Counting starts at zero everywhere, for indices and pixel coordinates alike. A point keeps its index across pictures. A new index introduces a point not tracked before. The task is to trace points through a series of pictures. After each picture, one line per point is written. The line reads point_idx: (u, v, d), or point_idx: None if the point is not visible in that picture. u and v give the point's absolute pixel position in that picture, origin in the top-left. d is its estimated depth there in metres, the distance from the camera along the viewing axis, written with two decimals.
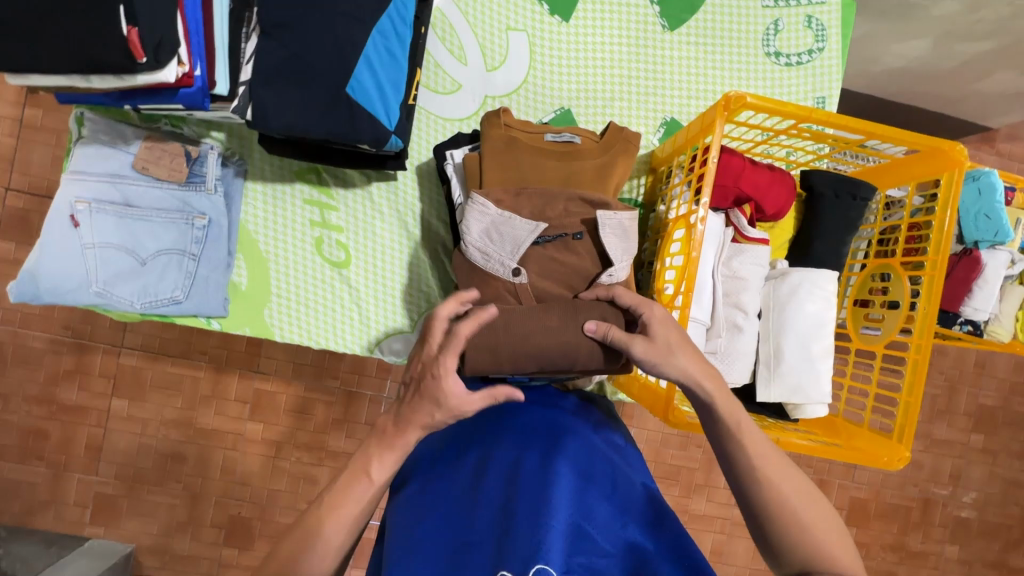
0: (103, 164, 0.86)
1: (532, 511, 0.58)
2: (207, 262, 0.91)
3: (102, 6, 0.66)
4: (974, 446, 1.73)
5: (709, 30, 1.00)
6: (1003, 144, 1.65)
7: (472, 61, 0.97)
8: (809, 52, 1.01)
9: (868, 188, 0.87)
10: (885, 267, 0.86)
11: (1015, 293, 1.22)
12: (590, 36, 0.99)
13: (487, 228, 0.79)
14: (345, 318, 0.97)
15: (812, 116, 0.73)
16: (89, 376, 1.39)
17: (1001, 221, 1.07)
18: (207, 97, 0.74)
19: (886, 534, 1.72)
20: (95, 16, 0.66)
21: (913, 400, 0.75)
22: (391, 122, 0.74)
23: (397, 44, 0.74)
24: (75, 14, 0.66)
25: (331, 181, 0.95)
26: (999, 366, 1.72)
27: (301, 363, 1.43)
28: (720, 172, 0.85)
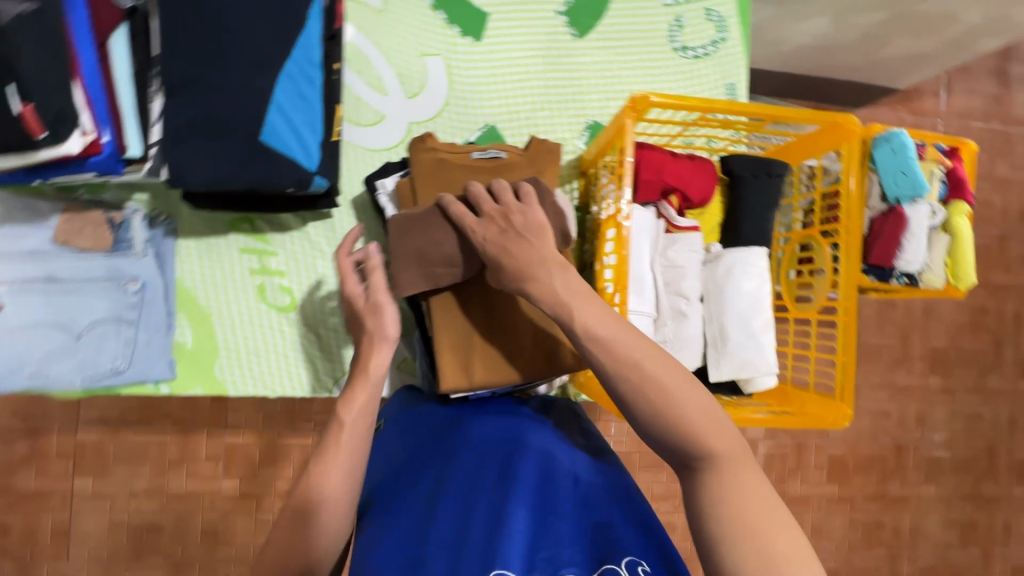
0: (20, 244, 0.84)
1: (489, 524, 0.59)
2: (146, 326, 0.89)
3: None
4: (933, 388, 1.82)
5: (617, 33, 1.04)
6: (912, 103, 1.77)
7: (392, 91, 0.98)
8: (713, 42, 1.06)
9: (780, 165, 0.92)
10: (807, 237, 0.90)
11: (942, 241, 1.28)
12: (504, 52, 1.01)
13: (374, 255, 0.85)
14: (299, 362, 0.96)
15: (714, 107, 0.77)
16: (47, 459, 1.34)
17: (917, 176, 1.16)
18: (119, 162, 0.73)
19: (867, 486, 1.79)
20: None
21: (848, 359, 0.79)
22: (313, 163, 0.75)
23: (308, 86, 0.75)
24: None
25: (265, 228, 0.94)
26: (944, 310, 1.81)
27: (271, 411, 1.41)
28: (643, 168, 0.89)
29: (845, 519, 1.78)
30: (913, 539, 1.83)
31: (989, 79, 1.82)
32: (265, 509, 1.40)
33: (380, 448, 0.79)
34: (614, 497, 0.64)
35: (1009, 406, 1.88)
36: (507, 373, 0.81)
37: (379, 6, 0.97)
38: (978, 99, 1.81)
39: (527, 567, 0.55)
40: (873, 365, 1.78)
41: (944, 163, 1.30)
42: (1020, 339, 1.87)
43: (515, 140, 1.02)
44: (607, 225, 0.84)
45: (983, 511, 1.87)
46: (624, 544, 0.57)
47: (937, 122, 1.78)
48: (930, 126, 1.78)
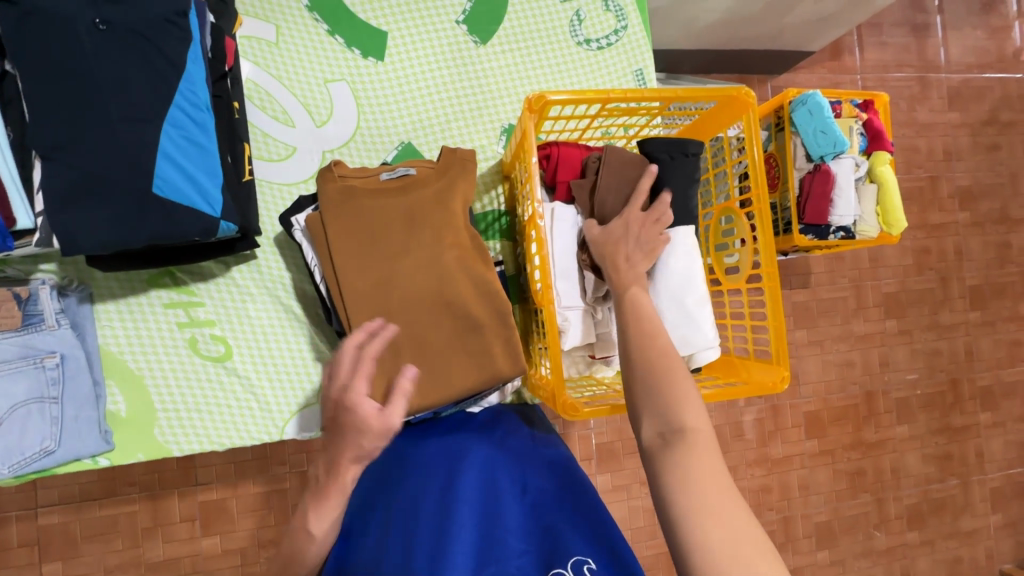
0: None
1: (432, 543, 0.58)
2: (72, 401, 0.84)
3: None
4: (891, 331, 1.88)
5: (519, 35, 1.04)
6: (828, 63, 1.83)
7: (299, 122, 0.97)
8: (615, 32, 1.08)
9: (695, 143, 0.91)
10: (726, 210, 0.92)
11: (870, 191, 1.33)
12: (410, 67, 1.01)
13: None
14: (244, 412, 0.93)
15: (611, 97, 0.78)
16: (9, 550, 1.27)
17: (836, 133, 1.20)
18: (8, 237, 0.70)
19: (843, 436, 1.84)
20: None
21: (779, 323, 0.81)
22: (216, 210, 0.73)
23: (197, 132, 0.73)
24: None
25: (187, 279, 0.92)
26: (889, 256, 1.88)
27: (242, 461, 1.36)
28: (560, 167, 0.90)
29: (828, 471, 1.83)
30: (896, 479, 1.88)
31: (898, 30, 1.90)
32: (250, 562, 1.36)
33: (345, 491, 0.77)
34: (561, 504, 0.66)
35: (964, 337, 1.95)
36: (447, 390, 0.81)
37: (273, 39, 0.96)
38: (890, 50, 1.89)
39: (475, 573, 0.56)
40: (831, 318, 1.83)
41: (861, 117, 1.35)
42: (963, 272, 1.95)
43: (433, 153, 1.02)
44: (528, 227, 0.85)
45: (956, 442, 1.94)
46: (570, 544, 0.59)
47: (854, 78, 1.84)
48: (849, 82, 1.84)
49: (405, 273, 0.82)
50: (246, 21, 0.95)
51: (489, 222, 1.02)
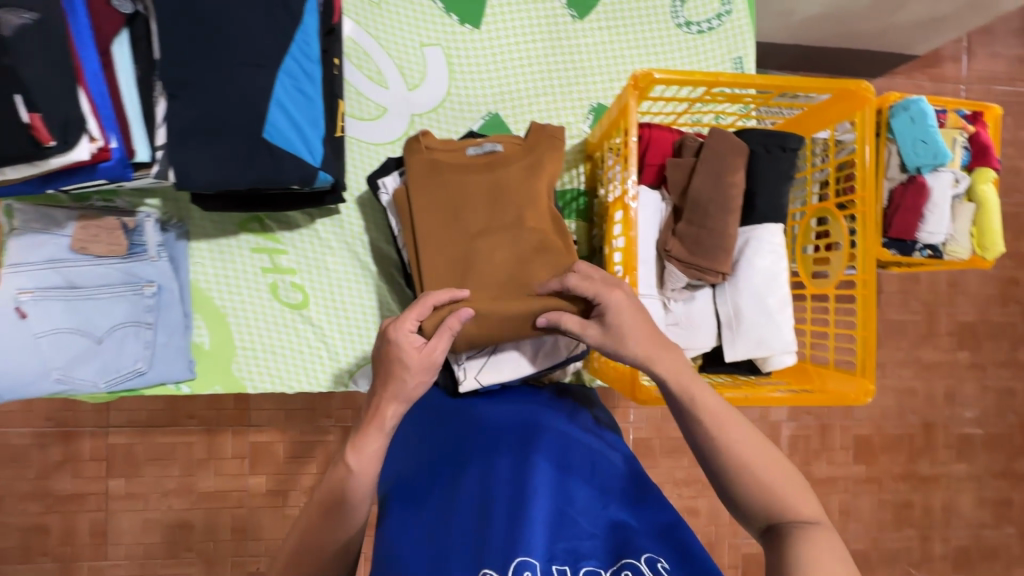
0: (39, 251, 0.85)
1: (511, 506, 0.60)
2: (164, 328, 0.91)
3: None
4: (961, 363, 1.76)
5: (618, 12, 1.02)
6: (932, 69, 1.70)
7: (393, 83, 0.98)
8: (718, 16, 1.03)
9: (795, 138, 0.86)
10: (822, 211, 0.88)
11: (967, 211, 1.19)
12: (505, 37, 1.00)
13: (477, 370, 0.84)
14: (314, 358, 0.97)
15: (719, 80, 0.75)
16: (80, 462, 1.39)
17: (938, 144, 1.07)
18: (128, 168, 0.73)
19: (893, 465, 1.75)
20: None
21: (869, 333, 0.78)
22: (316, 158, 0.75)
23: (307, 83, 0.75)
24: None
25: (275, 226, 0.95)
26: (970, 282, 1.75)
27: (292, 409, 1.43)
28: (649, 152, 0.89)
29: (872, 500, 1.75)
30: (945, 518, 1.78)
31: (1015, 39, 1.74)
32: (290, 505, 1.43)
33: (400, 450, 0.77)
34: (624, 494, 0.66)
35: None
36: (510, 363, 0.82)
37: None
38: (1002, 62, 1.74)
39: (548, 553, 0.56)
40: (896, 341, 1.73)
41: (967, 129, 1.20)
42: None
43: (518, 126, 1.01)
44: (614, 208, 0.85)
45: (1018, 488, 1.81)
46: (643, 543, 0.58)
47: (959, 88, 1.71)
48: (950, 93, 1.71)
49: (481, 242, 0.83)
50: None
51: (567, 201, 1.01)
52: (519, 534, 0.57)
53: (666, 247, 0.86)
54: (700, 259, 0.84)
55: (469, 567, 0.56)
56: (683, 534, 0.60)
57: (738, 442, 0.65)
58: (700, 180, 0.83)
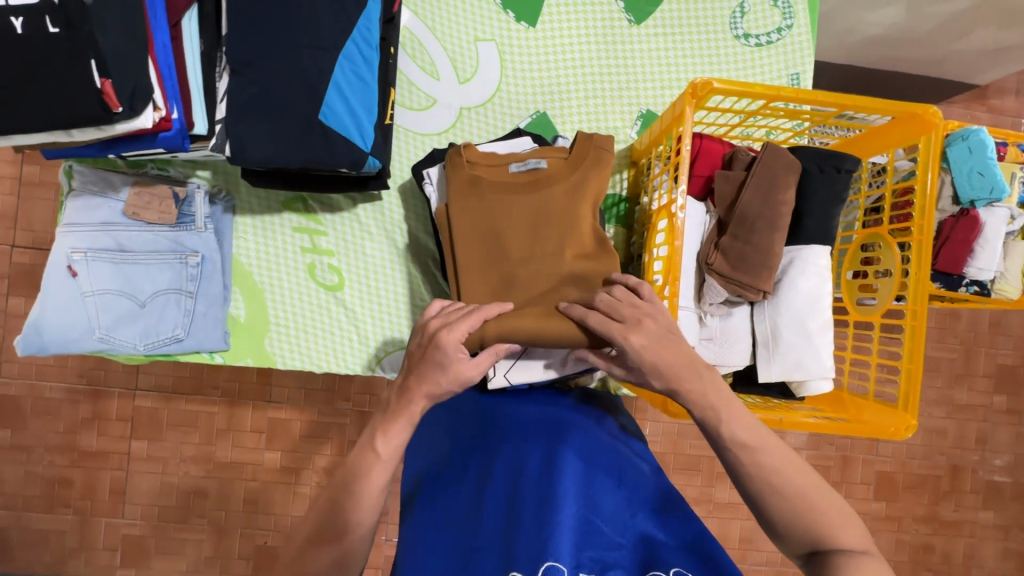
0: (93, 214, 0.88)
1: (538, 511, 0.60)
2: (204, 298, 0.92)
3: (62, 56, 0.65)
4: (997, 408, 1.69)
5: (676, 19, 1.00)
6: (994, 99, 1.64)
7: (444, 75, 0.99)
8: (778, 30, 1.01)
9: (852, 159, 0.84)
10: (872, 235, 0.85)
11: (1020, 249, 1.13)
12: (560, 37, 1.00)
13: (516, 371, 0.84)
14: (344, 341, 0.98)
15: (780, 94, 0.74)
16: (107, 421, 1.43)
17: (996, 178, 1.02)
18: (186, 139, 0.75)
19: (916, 506, 1.69)
20: (59, 64, 0.65)
21: (914, 366, 0.75)
22: (367, 143, 0.76)
23: (365, 68, 0.76)
24: (33, 67, 0.65)
25: (318, 208, 0.97)
26: (1014, 324, 1.68)
27: (312, 389, 1.45)
28: (698, 162, 0.87)
29: (890, 539, 1.69)
30: (965, 567, 1.71)
31: None
32: (302, 483, 1.45)
33: (427, 441, 0.77)
34: (653, 504, 0.65)
35: None
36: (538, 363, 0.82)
37: None
38: None
39: (574, 564, 0.56)
40: (930, 379, 1.68)
41: None
42: None
43: (565, 127, 1.01)
44: (658, 216, 0.84)
45: None
46: (669, 556, 0.57)
47: (1020, 121, 1.64)
48: (1010, 126, 1.64)
49: (518, 241, 0.83)
50: None
51: (607, 207, 1.01)
52: (546, 540, 0.57)
53: (708, 259, 0.84)
54: (742, 276, 0.82)
55: (498, 568, 0.57)
56: (713, 544, 0.60)
57: (766, 459, 0.63)
58: (749, 194, 0.81)
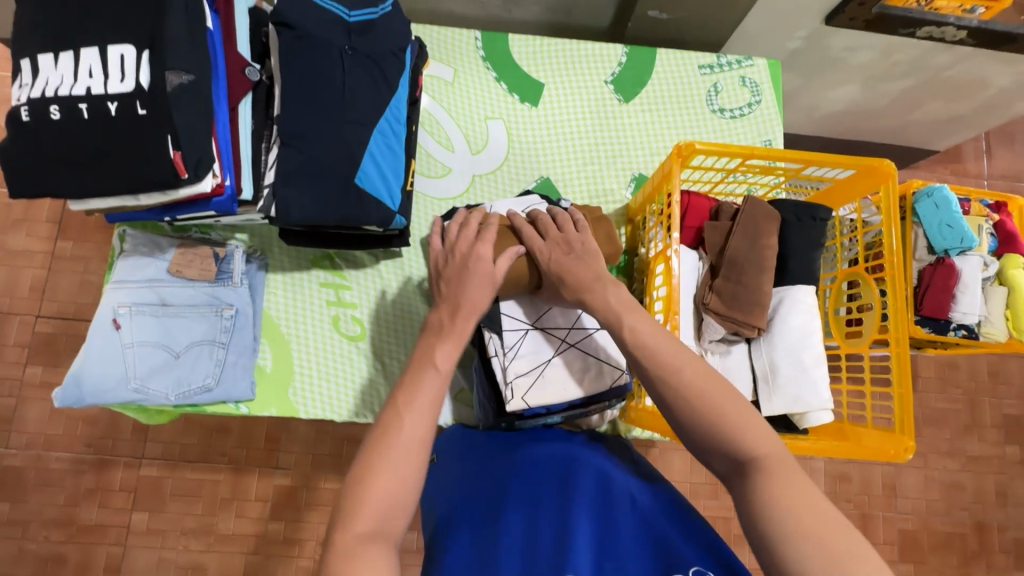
0: (141, 272, 0.97)
1: (555, 542, 0.63)
2: (235, 348, 0.98)
3: (139, 135, 0.76)
4: (1010, 459, 1.69)
5: (660, 97, 1.16)
6: (954, 164, 1.79)
7: (458, 147, 1.12)
8: (749, 104, 1.17)
9: (824, 209, 0.94)
10: (851, 274, 0.94)
11: (998, 294, 1.19)
12: (559, 114, 1.15)
13: (527, 379, 0.87)
14: (364, 390, 1.03)
15: (753, 153, 0.85)
16: (110, 492, 1.42)
17: (964, 228, 1.13)
18: (234, 203, 0.85)
19: (945, 567, 1.63)
20: (137, 142, 0.76)
21: (905, 391, 0.79)
22: (395, 203, 0.87)
23: (395, 140, 0.88)
24: (118, 145, 0.76)
25: (343, 264, 1.05)
26: (1012, 373, 1.72)
27: (320, 454, 1.46)
28: (689, 214, 0.96)
29: None
30: None
31: None
32: (305, 555, 1.42)
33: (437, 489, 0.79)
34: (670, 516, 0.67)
35: None
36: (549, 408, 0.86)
37: (450, 79, 1.13)
38: None
39: None
40: (938, 431, 1.68)
41: (992, 218, 1.24)
42: None
43: (565, 190, 1.13)
44: (654, 262, 0.93)
45: None
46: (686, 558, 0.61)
47: (982, 182, 1.78)
48: (974, 186, 1.78)
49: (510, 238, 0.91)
50: (432, 63, 1.13)
51: None
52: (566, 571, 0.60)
53: (703, 300, 0.92)
54: (736, 313, 0.89)
55: None
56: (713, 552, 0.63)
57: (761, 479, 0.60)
58: (736, 241, 0.90)
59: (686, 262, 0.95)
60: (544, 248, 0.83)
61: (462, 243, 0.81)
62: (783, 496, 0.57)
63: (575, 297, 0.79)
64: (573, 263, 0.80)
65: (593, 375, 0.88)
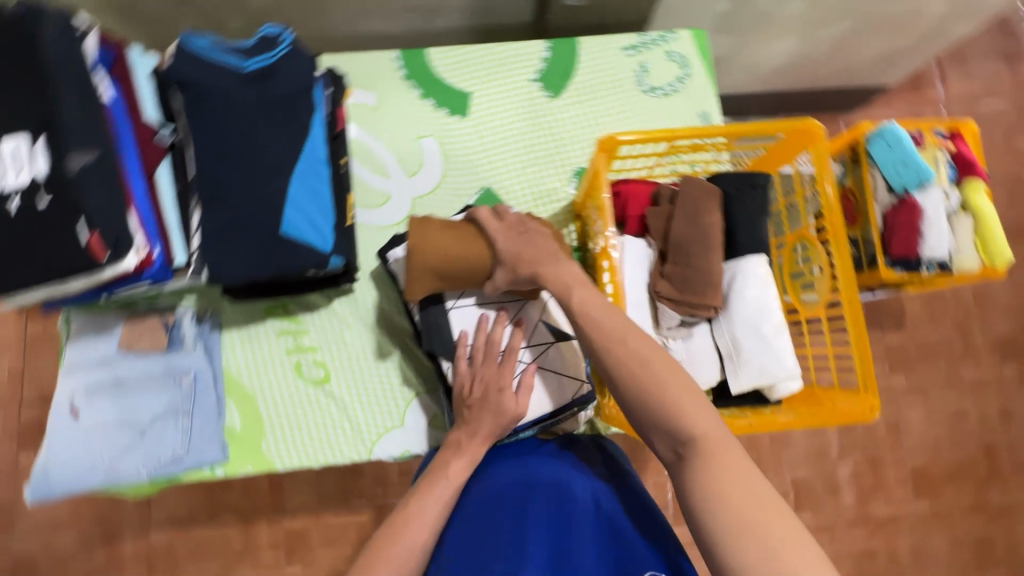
0: (91, 354, 0.96)
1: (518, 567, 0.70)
2: (200, 415, 0.97)
3: (54, 223, 0.74)
4: (1010, 380, 1.68)
5: (589, 86, 1.14)
6: (910, 95, 1.77)
7: (393, 172, 1.10)
8: (679, 78, 1.15)
9: (762, 175, 0.92)
10: (797, 238, 0.92)
11: (965, 223, 1.17)
12: (491, 121, 1.13)
13: None
14: (338, 432, 1.02)
15: (676, 134, 0.84)
16: (123, 564, 1.41)
17: (919, 164, 1.12)
18: (168, 271, 0.85)
19: (960, 497, 1.64)
20: (53, 230, 0.74)
21: (863, 350, 0.78)
22: (328, 245, 0.86)
23: (317, 181, 0.87)
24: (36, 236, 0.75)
25: (297, 310, 1.04)
26: (999, 295, 1.70)
27: (325, 492, 1.45)
28: (629, 203, 0.95)
29: (945, 538, 1.63)
30: None
31: (988, 59, 1.78)
32: None
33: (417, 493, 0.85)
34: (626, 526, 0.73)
35: None
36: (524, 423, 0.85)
37: (375, 104, 1.11)
38: (980, 80, 1.78)
39: None
40: (934, 364, 1.67)
41: (947, 147, 1.22)
42: None
43: (509, 197, 1.12)
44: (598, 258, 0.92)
45: None
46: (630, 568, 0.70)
47: (941, 109, 1.76)
48: (933, 114, 1.75)
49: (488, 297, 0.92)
50: (353, 91, 1.11)
51: None
52: None
53: (655, 288, 0.91)
54: (688, 296, 0.89)
55: None
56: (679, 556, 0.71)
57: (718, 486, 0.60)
58: (678, 224, 0.89)
59: (634, 252, 0.94)
60: (499, 230, 0.82)
61: (488, 372, 0.85)
62: (732, 500, 0.58)
63: (530, 270, 0.78)
64: (526, 244, 0.80)
65: (554, 386, 0.91)
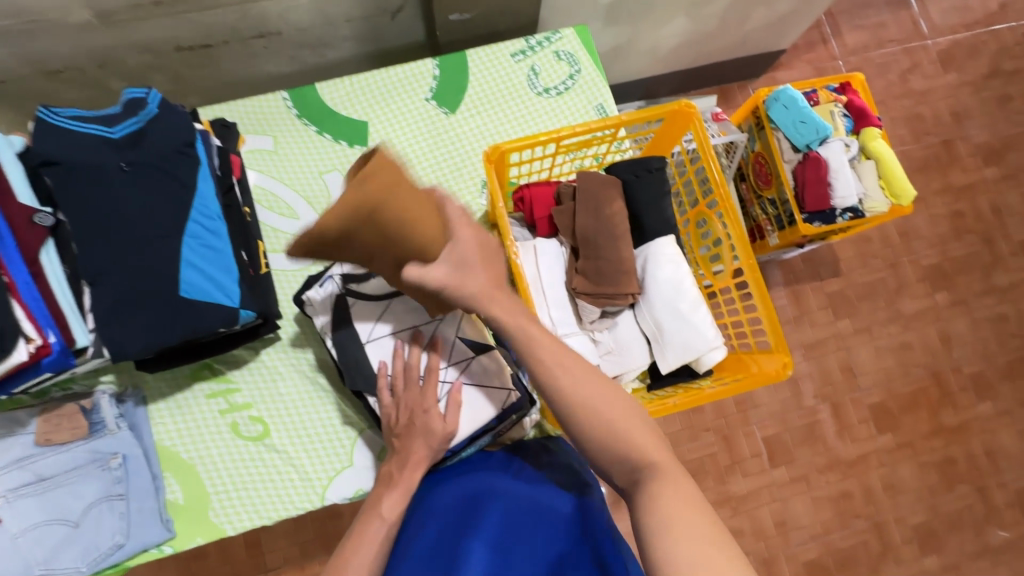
0: (5, 455, 0.91)
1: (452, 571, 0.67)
2: (136, 495, 0.94)
3: None
4: (944, 305, 1.76)
5: (484, 97, 1.15)
6: (807, 53, 1.85)
7: (303, 213, 1.09)
8: (570, 76, 1.18)
9: (656, 158, 0.95)
10: (699, 213, 0.96)
11: (868, 168, 1.22)
12: (393, 146, 1.13)
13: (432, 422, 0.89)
14: (287, 485, 0.99)
15: (561, 134, 0.86)
16: None
17: (815, 120, 1.18)
18: (70, 354, 0.81)
19: (919, 424, 1.70)
20: None
21: (767, 312, 0.82)
22: (234, 300, 0.84)
23: (212, 238, 0.85)
24: None
25: (224, 368, 1.01)
26: (921, 228, 1.79)
27: (305, 541, 1.41)
28: (534, 206, 0.97)
29: (912, 466, 1.69)
30: (992, 463, 1.72)
31: (871, 9, 1.87)
32: None
33: None
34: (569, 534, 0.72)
35: None
36: None
37: (272, 147, 1.10)
38: (868, 30, 1.86)
39: None
40: (873, 303, 1.74)
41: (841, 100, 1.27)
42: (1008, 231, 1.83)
43: None
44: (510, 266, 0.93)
45: None
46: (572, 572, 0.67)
47: (838, 62, 1.84)
48: (831, 69, 1.84)
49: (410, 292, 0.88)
50: (248, 137, 1.09)
51: None
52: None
53: (573, 285, 0.92)
54: (605, 287, 0.91)
55: None
56: (618, 550, 0.70)
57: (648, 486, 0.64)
58: (582, 219, 0.91)
59: (546, 253, 0.95)
60: None
61: (413, 399, 0.87)
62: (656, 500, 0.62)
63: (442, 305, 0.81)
64: None
65: (484, 398, 0.92)
